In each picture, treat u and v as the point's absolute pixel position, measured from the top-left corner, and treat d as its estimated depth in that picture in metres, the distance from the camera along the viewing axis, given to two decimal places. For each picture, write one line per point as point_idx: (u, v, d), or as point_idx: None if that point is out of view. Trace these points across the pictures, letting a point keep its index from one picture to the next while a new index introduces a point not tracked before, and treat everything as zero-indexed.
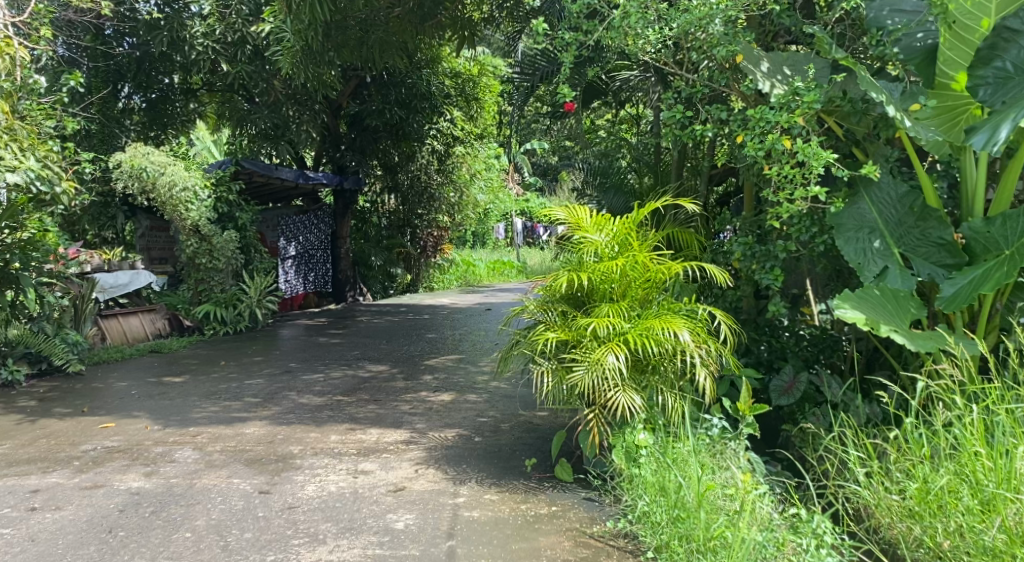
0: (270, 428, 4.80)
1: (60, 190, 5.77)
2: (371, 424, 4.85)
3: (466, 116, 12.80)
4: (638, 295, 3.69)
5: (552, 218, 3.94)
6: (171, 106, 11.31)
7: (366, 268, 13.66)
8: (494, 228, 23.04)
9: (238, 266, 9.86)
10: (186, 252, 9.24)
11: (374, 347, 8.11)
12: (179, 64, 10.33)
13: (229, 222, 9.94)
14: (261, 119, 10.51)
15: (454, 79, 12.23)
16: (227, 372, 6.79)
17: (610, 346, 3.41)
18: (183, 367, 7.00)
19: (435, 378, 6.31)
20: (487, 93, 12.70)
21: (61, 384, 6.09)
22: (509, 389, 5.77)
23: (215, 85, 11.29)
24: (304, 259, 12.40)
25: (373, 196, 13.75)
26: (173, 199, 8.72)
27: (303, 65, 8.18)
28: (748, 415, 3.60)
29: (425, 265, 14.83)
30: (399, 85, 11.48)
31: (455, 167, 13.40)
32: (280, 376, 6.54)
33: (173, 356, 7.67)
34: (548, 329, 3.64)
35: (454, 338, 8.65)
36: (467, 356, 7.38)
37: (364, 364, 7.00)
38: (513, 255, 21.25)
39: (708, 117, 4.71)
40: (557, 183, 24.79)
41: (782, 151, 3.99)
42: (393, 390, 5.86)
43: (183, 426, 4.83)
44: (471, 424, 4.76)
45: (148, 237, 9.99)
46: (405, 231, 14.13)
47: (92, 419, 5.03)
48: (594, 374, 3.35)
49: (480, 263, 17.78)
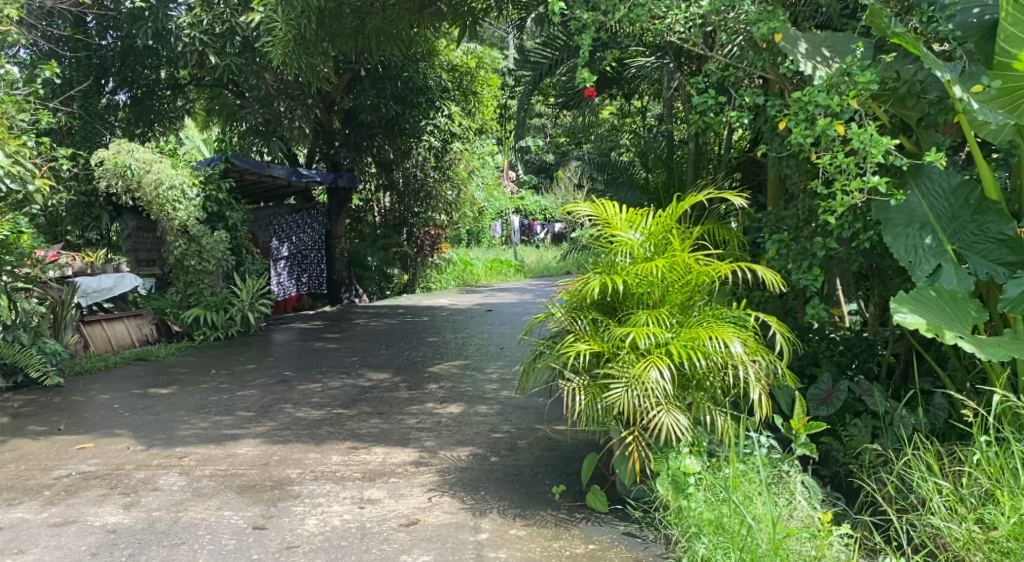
0: (265, 447, 4.38)
1: (34, 188, 5.35)
2: (375, 441, 4.44)
3: (464, 111, 12.38)
4: (679, 301, 3.29)
5: (579, 214, 3.53)
6: (157, 102, 10.86)
7: (361, 269, 13.03)
8: (492, 226, 22.61)
9: (228, 267, 9.42)
10: (174, 254, 8.76)
11: (373, 352, 7.68)
12: (166, 57, 9.89)
13: (219, 221, 9.48)
14: (252, 115, 10.11)
15: (451, 73, 11.90)
16: (218, 382, 6.35)
17: (652, 360, 3.02)
18: (171, 378, 6.55)
19: (441, 387, 5.89)
20: (485, 87, 12.30)
21: (39, 399, 5.64)
22: (522, 400, 5.35)
23: (204, 81, 10.73)
24: (297, 260, 11.76)
25: (369, 192, 13.33)
26: (160, 197, 8.30)
27: (297, 55, 7.70)
28: (802, 435, 3.23)
29: (421, 266, 14.26)
30: (395, 78, 11.13)
31: (452, 163, 12.78)
32: (275, 386, 6.10)
33: (160, 364, 7.22)
34: (577, 340, 3.25)
35: (457, 342, 8.22)
36: (473, 362, 6.96)
37: (363, 372, 6.58)
38: (510, 253, 20.77)
39: (742, 104, 4.32)
40: (554, 182, 24.34)
41: (834, 137, 3.56)
42: (398, 402, 5.44)
43: (169, 446, 4.40)
44: (486, 442, 4.34)
45: (135, 238, 9.58)
46: (401, 230, 13.68)
47: (68, 439, 4.58)
48: (636, 392, 2.97)
49: (477, 262, 17.30)
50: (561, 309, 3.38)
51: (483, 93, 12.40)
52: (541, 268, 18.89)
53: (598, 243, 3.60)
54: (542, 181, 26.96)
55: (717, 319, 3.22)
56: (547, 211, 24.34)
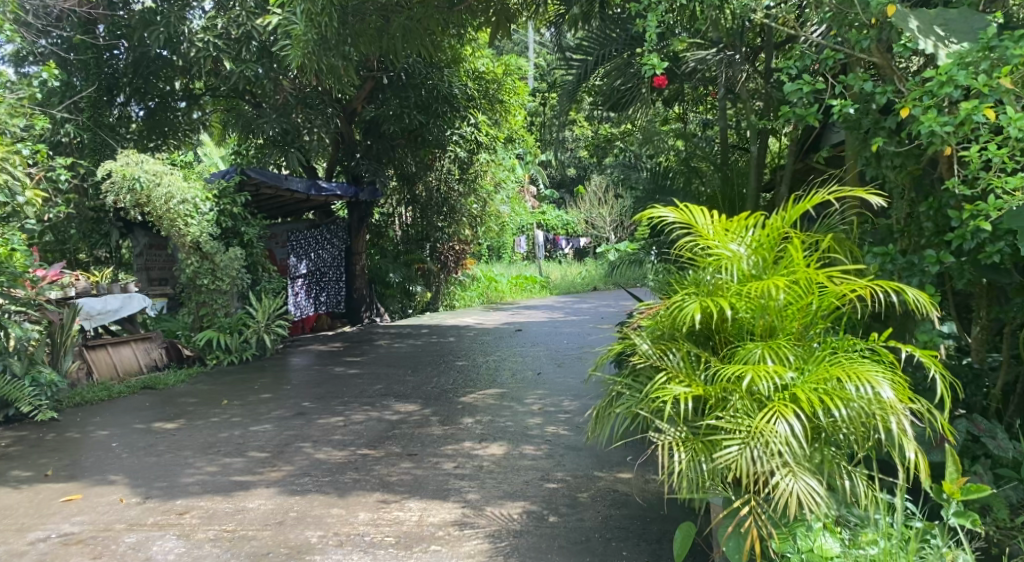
0: (280, 500, 3.73)
1: (23, 201, 4.96)
2: (410, 493, 3.77)
3: (490, 121, 11.79)
4: (799, 331, 2.63)
5: (664, 219, 2.89)
6: (172, 114, 10.42)
7: (382, 286, 12.37)
8: (515, 242, 21.92)
9: (244, 287, 8.87)
10: (186, 272, 8.24)
11: (399, 379, 7.03)
12: (180, 66, 9.46)
13: (233, 238, 8.92)
14: (269, 124, 9.54)
15: (477, 81, 11.24)
16: (230, 415, 5.73)
17: (775, 407, 2.37)
18: (178, 410, 5.94)
19: (478, 422, 5.22)
20: (514, 95, 11.67)
21: (30, 436, 5.05)
22: (574, 441, 4.66)
23: (219, 91, 10.37)
24: (316, 278, 11.17)
25: (390, 206, 12.75)
26: (171, 212, 7.78)
27: (318, 55, 7.14)
28: (958, 500, 2.53)
29: (445, 282, 13.67)
30: (420, 86, 10.51)
31: (478, 175, 12.51)
32: (292, 421, 5.46)
33: (168, 393, 6.62)
34: (671, 380, 2.59)
35: (489, 366, 7.56)
36: (507, 390, 6.25)
37: (389, 403, 5.92)
38: (533, 269, 20.05)
39: (843, 91, 3.68)
40: (577, 198, 23.63)
41: (981, 124, 2.88)
42: (430, 440, 4.77)
43: (169, 498, 3.76)
44: (541, 495, 3.66)
45: (147, 256, 9.09)
46: (424, 245, 13.06)
47: (55, 487, 3.97)
48: (757, 450, 2.31)
49: (502, 278, 16.61)
50: (648, 339, 2.73)
51: (511, 102, 11.75)
52: (567, 284, 18.16)
53: (688, 256, 2.96)
54: (564, 197, 26.29)
55: (846, 352, 2.57)
56: (569, 226, 23.59)
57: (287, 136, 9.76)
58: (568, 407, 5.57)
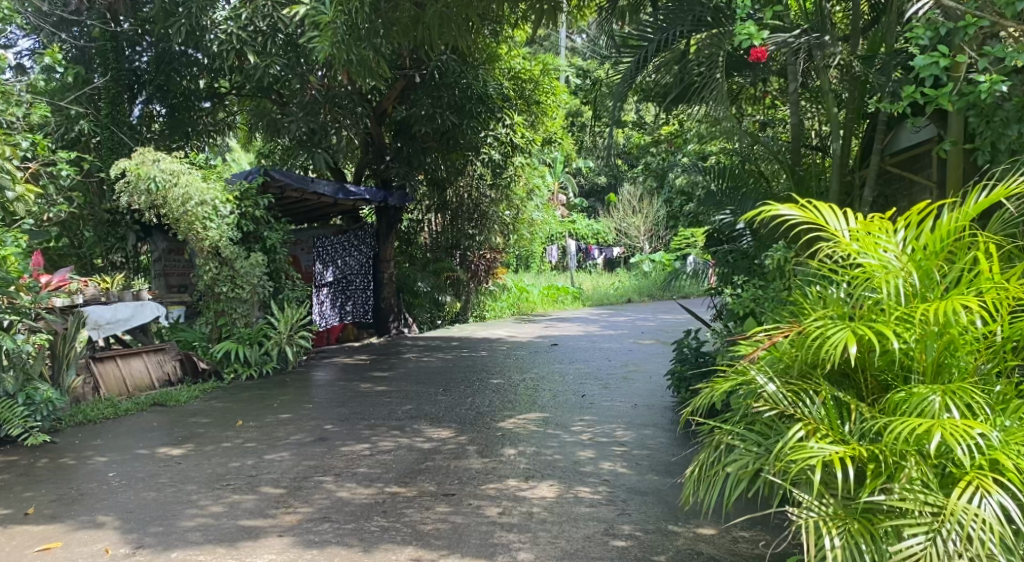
0: (294, 553, 3.10)
1: (13, 197, 4.43)
2: (449, 549, 3.13)
3: (527, 123, 11.16)
4: (975, 369, 2.17)
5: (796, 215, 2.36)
6: (195, 114, 10.02)
7: (410, 296, 11.65)
8: (546, 251, 21.24)
9: (266, 295, 8.34)
10: (205, 279, 7.75)
11: (430, 398, 6.42)
12: (208, 65, 9.23)
13: (255, 243, 8.38)
14: (296, 123, 9.03)
15: (513, 81, 10.69)
16: (244, 439, 5.15)
17: (975, 481, 1.90)
18: (188, 432, 5.38)
19: (522, 454, 4.55)
20: (551, 96, 11.04)
21: (21, 461, 4.52)
22: (637, 482, 3.97)
23: (244, 90, 9.97)
24: (341, 287, 10.59)
25: (420, 212, 12.08)
26: (188, 214, 7.32)
27: (347, 45, 6.54)
28: None
29: (475, 292, 13.05)
30: (453, 86, 9.86)
31: (511, 181, 11.80)
32: (313, 448, 4.86)
33: (180, 412, 6.08)
34: (816, 432, 2.11)
35: (527, 386, 6.89)
36: (551, 415, 5.60)
37: (420, 428, 5.30)
38: (565, 279, 19.35)
39: (986, 65, 2.97)
40: (610, 207, 22.91)
41: None
42: (469, 476, 4.13)
43: (164, 549, 3.16)
44: (611, 557, 2.99)
45: (166, 261, 8.75)
46: (454, 253, 12.45)
47: (34, 530, 3.40)
48: (952, 540, 1.83)
49: (533, 289, 15.95)
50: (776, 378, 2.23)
51: (548, 103, 11.16)
52: (600, 295, 17.40)
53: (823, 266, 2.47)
54: (595, 206, 25.61)
55: None
56: (600, 235, 22.78)
57: (314, 137, 9.24)
58: (623, 438, 4.87)
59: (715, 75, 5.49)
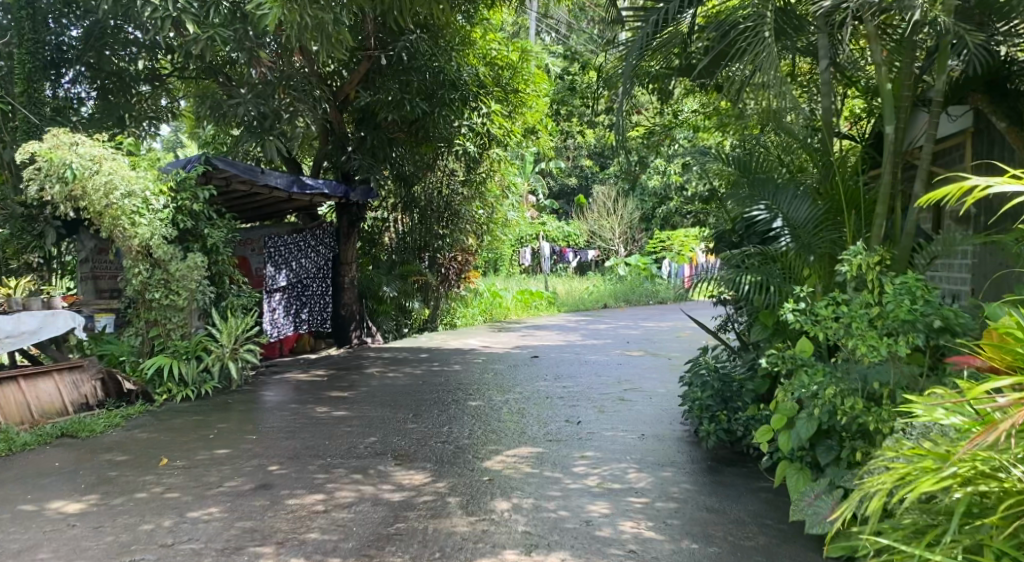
0: None
1: None
2: None
3: (504, 113, 10.22)
4: None
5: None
6: (129, 97, 8.91)
7: (375, 301, 10.61)
8: (517, 254, 20.28)
9: (207, 302, 7.26)
10: (133, 283, 6.66)
11: (397, 427, 5.43)
12: (147, 47, 8.43)
13: (194, 241, 7.28)
14: (243, 105, 8.03)
15: (488, 68, 9.82)
16: (165, 486, 4.12)
17: None
18: (96, 475, 4.34)
19: (517, 510, 3.59)
20: (530, 85, 10.14)
21: None
22: (674, 556, 3.04)
23: (188, 70, 8.92)
24: (296, 293, 9.36)
25: (384, 210, 11.05)
26: (112, 207, 6.24)
27: (302, 5, 5.58)
28: None
29: (445, 298, 12.06)
30: (423, 70, 8.90)
31: (486, 178, 11.16)
32: (251, 500, 3.85)
33: (93, 447, 5.02)
34: None
35: (510, 410, 5.93)
36: (545, 451, 4.64)
37: (386, 470, 4.31)
38: (536, 283, 18.37)
39: None
40: (583, 209, 22.01)
41: None
42: (453, 545, 3.16)
43: None
44: None
45: (94, 262, 7.71)
46: (422, 255, 11.48)
47: None
48: None
49: (506, 294, 14.96)
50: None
51: (526, 92, 10.18)
52: (574, 301, 16.48)
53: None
54: (565, 209, 24.74)
55: None
56: (571, 239, 21.77)
57: (265, 122, 8.21)
58: (642, 485, 3.92)
59: (765, 34, 4.45)
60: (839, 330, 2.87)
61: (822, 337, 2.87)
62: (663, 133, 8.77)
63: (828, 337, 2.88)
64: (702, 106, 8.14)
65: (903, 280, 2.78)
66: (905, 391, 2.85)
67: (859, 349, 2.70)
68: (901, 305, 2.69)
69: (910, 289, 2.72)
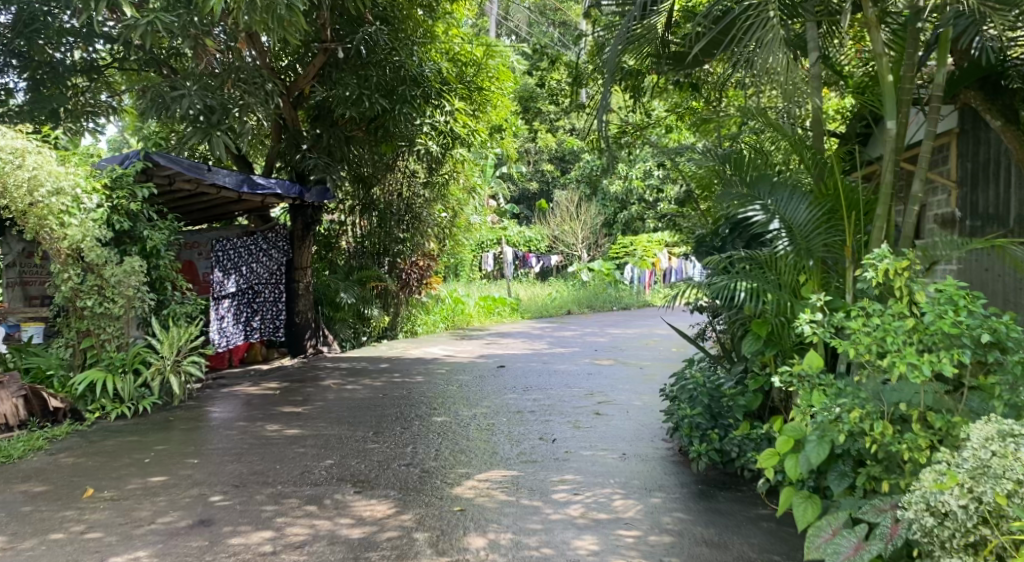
0: None
1: None
2: None
3: (469, 111, 9.80)
4: None
5: None
6: (63, 89, 8.25)
7: (331, 308, 10.06)
8: (479, 258, 19.42)
9: (147, 310, 6.67)
10: (63, 289, 6.05)
11: (356, 447, 4.95)
12: (84, 37, 7.77)
13: (132, 244, 6.69)
14: (188, 98, 7.40)
15: (452, 64, 9.41)
16: (87, 524, 3.59)
17: None
18: (8, 511, 3.78)
19: (495, 548, 3.16)
20: (494, 82, 9.66)
21: None
22: None
23: (129, 61, 8.33)
24: (246, 300, 8.77)
25: (341, 213, 10.56)
26: (38, 205, 5.64)
27: None
28: None
29: (406, 304, 11.56)
30: (383, 64, 8.44)
31: (448, 180, 10.74)
32: (188, 540, 3.35)
33: (9, 475, 4.44)
34: None
35: (478, 426, 5.51)
36: (521, 475, 4.23)
37: (344, 501, 3.84)
38: (499, 289, 17.93)
39: None
40: (546, 213, 21.67)
41: None
42: None
43: None
44: None
45: (21, 267, 7.01)
46: (382, 260, 10.96)
47: None
48: None
49: (469, 300, 14.50)
50: None
51: (491, 91, 9.73)
52: (539, 307, 16.08)
53: None
54: (527, 213, 24.40)
55: None
56: (533, 243, 21.49)
57: (212, 116, 7.59)
58: (630, 515, 3.53)
59: (770, 17, 4.00)
60: (869, 346, 2.51)
61: (851, 354, 2.51)
62: (637, 133, 8.44)
63: (857, 354, 2.52)
64: (674, 106, 7.84)
65: (942, 288, 2.44)
66: (942, 414, 2.51)
67: (898, 369, 2.32)
68: (944, 317, 2.34)
69: (952, 298, 2.38)
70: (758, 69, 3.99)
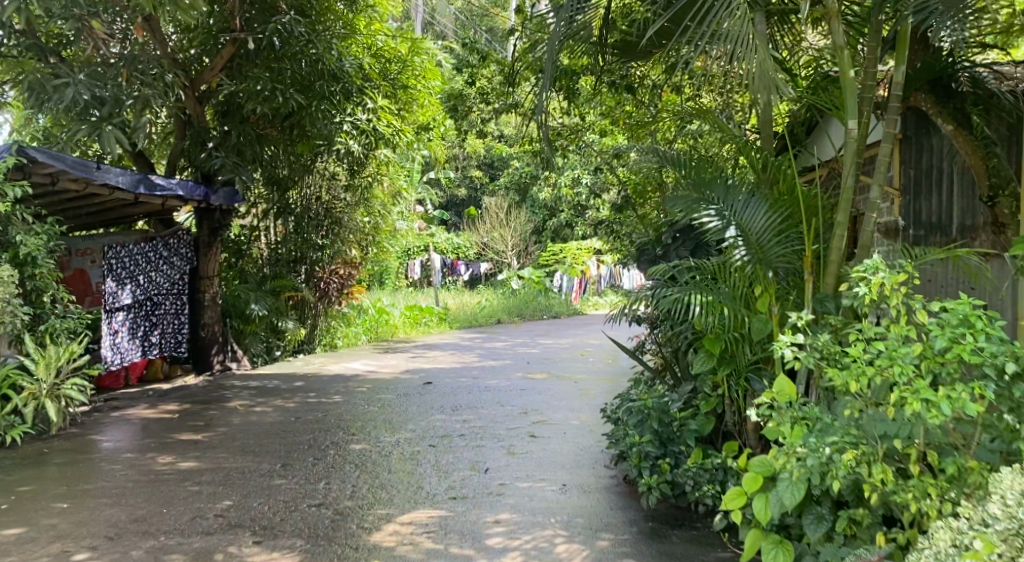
0: None
1: None
2: None
3: (392, 110, 9.24)
4: None
5: None
6: None
7: (241, 321, 9.26)
8: (405, 265, 19.42)
9: (18, 326, 5.82)
10: None
11: (260, 484, 4.32)
12: None
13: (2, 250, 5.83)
14: (73, 87, 6.49)
15: (374, 59, 8.81)
16: None
17: None
18: None
19: None
20: (419, 81, 9.05)
21: None
22: None
23: None
24: (144, 312, 7.92)
25: (254, 218, 9.84)
26: None
27: None
28: None
29: (324, 316, 10.84)
30: (299, 57, 7.74)
31: (370, 183, 10.24)
32: None
33: None
34: None
35: (401, 454, 4.95)
36: (451, 515, 3.71)
37: (239, 556, 3.24)
38: (426, 298, 17.28)
39: None
40: (474, 220, 21.15)
41: None
42: None
43: None
44: None
45: None
46: (298, 268, 10.21)
47: None
48: None
49: (394, 310, 13.82)
50: None
51: (416, 89, 9.11)
52: (467, 317, 15.53)
53: None
54: (454, 220, 23.83)
55: None
56: (461, 250, 20.92)
57: (104, 108, 6.73)
58: None
59: None
60: (870, 378, 2.21)
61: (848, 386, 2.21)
62: (570, 135, 8.07)
63: (856, 385, 2.22)
64: (610, 109, 7.50)
65: (951, 308, 2.13)
66: (952, 456, 2.20)
67: (911, 408, 2.03)
68: (961, 344, 2.04)
69: (966, 320, 2.08)
70: (724, 52, 3.48)
